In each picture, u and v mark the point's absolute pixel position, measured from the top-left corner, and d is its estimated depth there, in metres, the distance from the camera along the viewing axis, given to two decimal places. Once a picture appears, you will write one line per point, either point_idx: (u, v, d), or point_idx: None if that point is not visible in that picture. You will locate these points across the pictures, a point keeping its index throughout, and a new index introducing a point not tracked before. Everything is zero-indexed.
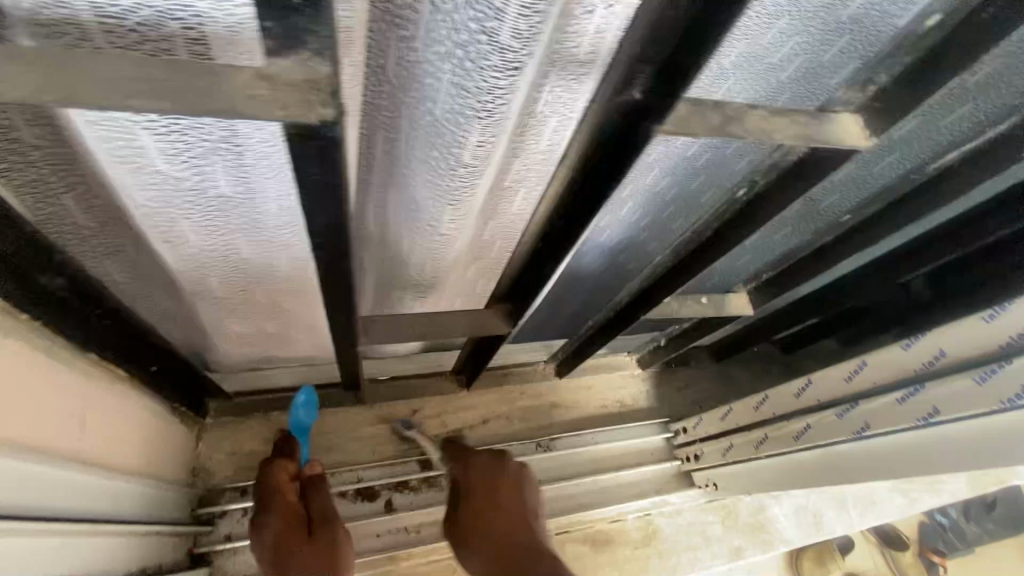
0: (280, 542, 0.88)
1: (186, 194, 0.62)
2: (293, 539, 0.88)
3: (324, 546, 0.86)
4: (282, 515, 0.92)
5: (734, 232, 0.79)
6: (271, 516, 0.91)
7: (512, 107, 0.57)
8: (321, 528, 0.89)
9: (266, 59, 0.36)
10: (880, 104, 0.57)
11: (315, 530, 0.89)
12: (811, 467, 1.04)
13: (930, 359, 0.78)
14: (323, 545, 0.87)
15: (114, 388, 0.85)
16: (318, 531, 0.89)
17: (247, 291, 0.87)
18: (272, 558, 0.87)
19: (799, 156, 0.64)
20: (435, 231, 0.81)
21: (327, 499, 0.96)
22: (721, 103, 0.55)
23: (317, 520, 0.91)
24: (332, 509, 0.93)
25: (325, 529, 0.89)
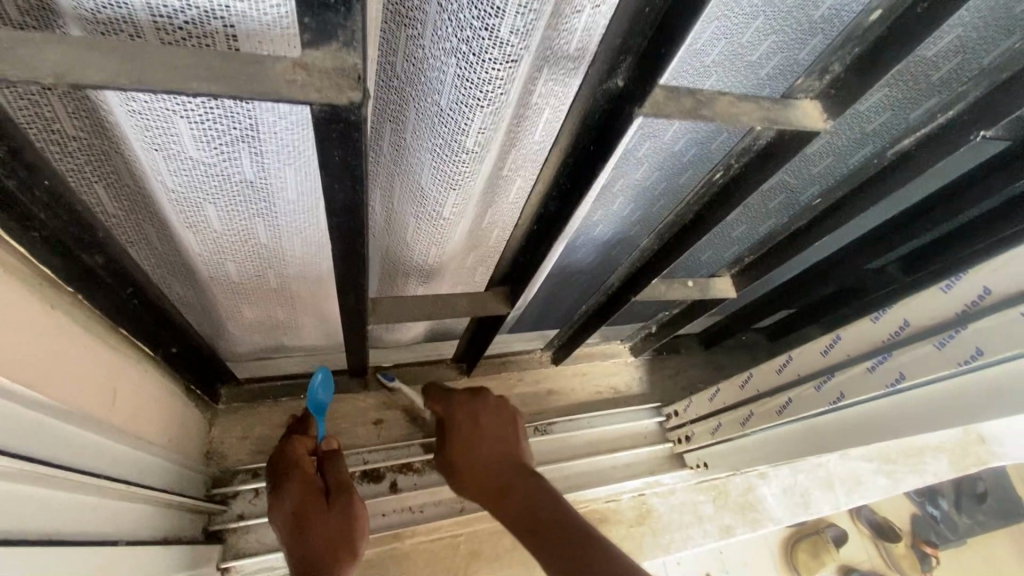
0: (301, 511, 0.94)
1: (213, 180, 0.68)
2: (312, 508, 0.95)
3: (340, 515, 0.94)
4: (301, 486, 0.98)
5: (711, 217, 0.85)
6: (291, 487, 0.97)
7: (511, 97, 0.63)
8: (339, 496, 0.97)
9: (302, 50, 0.42)
10: (835, 93, 0.64)
11: (335, 498, 0.97)
12: (793, 440, 1.11)
13: (897, 328, 0.84)
14: (341, 514, 0.95)
15: (139, 366, 0.91)
16: (336, 500, 0.96)
17: (262, 276, 0.92)
18: (290, 524, 0.94)
19: (768, 139, 0.71)
20: (439, 218, 0.87)
21: (343, 470, 1.03)
22: (694, 90, 0.61)
23: (335, 490, 0.98)
24: (349, 480, 1.00)
25: (343, 500, 0.96)
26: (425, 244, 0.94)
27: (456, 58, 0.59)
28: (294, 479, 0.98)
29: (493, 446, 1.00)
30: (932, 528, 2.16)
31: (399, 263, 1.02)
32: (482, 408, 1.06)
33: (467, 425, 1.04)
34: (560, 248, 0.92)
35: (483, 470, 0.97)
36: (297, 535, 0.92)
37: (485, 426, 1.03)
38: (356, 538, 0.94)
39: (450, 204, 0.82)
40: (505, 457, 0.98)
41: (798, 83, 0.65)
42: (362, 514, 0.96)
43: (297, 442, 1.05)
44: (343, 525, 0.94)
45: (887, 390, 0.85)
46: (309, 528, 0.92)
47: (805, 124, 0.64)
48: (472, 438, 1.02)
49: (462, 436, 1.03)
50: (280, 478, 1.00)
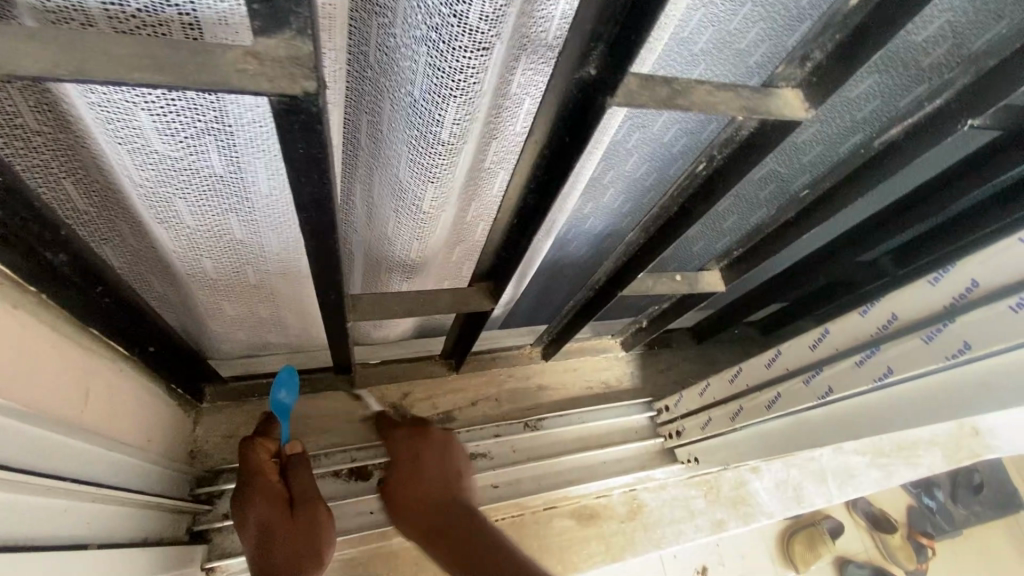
0: (269, 523, 1.01)
1: (181, 175, 0.67)
2: (281, 520, 1.02)
3: (307, 526, 1.03)
4: (267, 497, 1.04)
5: (695, 209, 0.84)
6: (258, 498, 1.03)
7: (484, 87, 0.61)
8: (306, 508, 1.04)
9: (254, 38, 0.41)
10: (817, 81, 0.62)
11: (300, 509, 1.04)
12: (782, 435, 1.09)
13: (885, 322, 0.83)
14: (310, 524, 1.03)
15: (115, 364, 0.89)
16: (302, 511, 1.04)
17: (240, 272, 0.91)
18: (257, 535, 1.01)
19: (751, 129, 0.69)
20: (417, 213, 0.85)
21: (306, 477, 1.10)
22: (670, 78, 0.59)
23: (300, 501, 1.05)
24: (313, 489, 1.08)
25: (310, 512, 1.04)
26: (406, 239, 0.93)
27: (427, 46, 0.57)
28: (260, 489, 1.04)
29: (428, 478, 1.01)
30: (930, 520, 2.14)
31: (381, 259, 1.00)
32: (429, 447, 1.06)
33: (405, 459, 1.05)
34: (542, 240, 0.90)
35: (418, 504, 0.97)
36: (264, 546, 0.99)
37: (423, 462, 1.04)
38: (318, 546, 1.02)
39: (430, 197, 0.80)
40: (438, 489, 0.98)
41: (779, 70, 0.63)
42: (326, 522, 1.05)
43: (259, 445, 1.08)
44: (308, 535, 1.02)
45: (874, 384, 0.84)
46: (275, 540, 1.00)
47: (784, 113, 0.62)
48: (408, 474, 1.02)
49: (402, 470, 1.03)
50: (244, 486, 1.05)
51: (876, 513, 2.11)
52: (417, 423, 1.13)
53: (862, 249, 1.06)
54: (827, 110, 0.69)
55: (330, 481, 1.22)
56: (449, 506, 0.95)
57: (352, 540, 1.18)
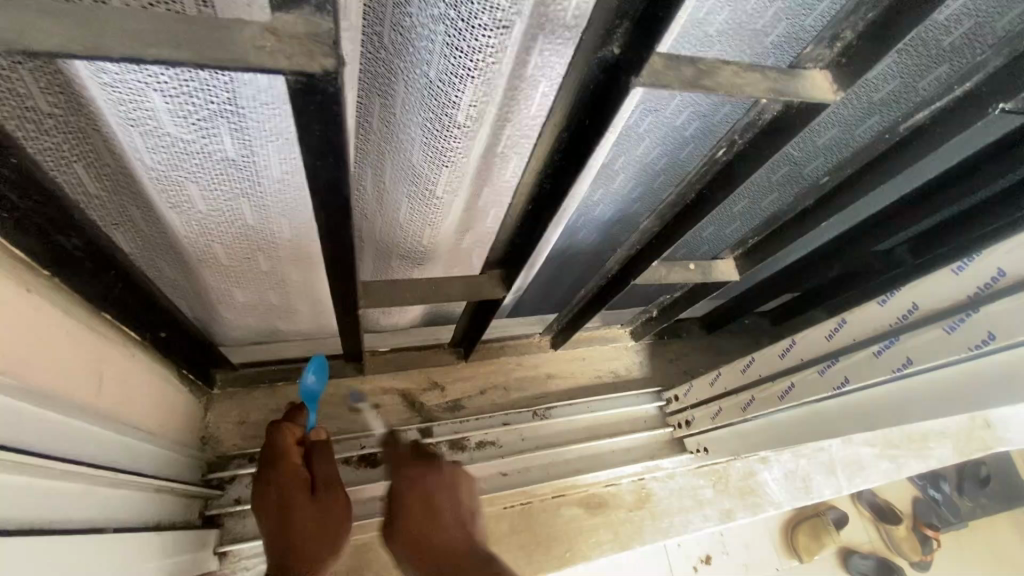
0: (287, 504, 1.02)
1: (194, 158, 0.66)
2: (297, 500, 1.03)
3: (323, 508, 1.03)
4: (287, 478, 1.05)
5: (712, 196, 0.82)
6: (277, 478, 1.05)
7: (502, 67, 0.60)
8: (324, 490, 1.05)
9: (272, 14, 0.39)
10: (845, 62, 0.60)
11: (318, 492, 1.05)
12: (794, 427, 1.08)
13: (904, 313, 0.81)
14: (327, 507, 1.03)
15: (127, 350, 0.89)
16: (320, 494, 1.04)
17: (252, 258, 0.90)
18: (275, 516, 1.02)
19: (774, 113, 0.67)
20: (431, 198, 0.84)
21: (329, 464, 1.10)
22: (696, 59, 0.56)
23: (320, 484, 1.06)
24: (333, 475, 1.08)
25: (328, 496, 1.04)
26: (418, 225, 0.92)
27: (445, 25, 0.56)
28: (280, 470, 1.06)
29: (448, 527, 0.90)
30: (937, 513, 2.13)
31: (392, 245, 1.00)
32: (435, 484, 0.95)
33: (426, 500, 0.93)
34: (557, 228, 0.89)
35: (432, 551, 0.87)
36: (279, 526, 1.00)
37: (441, 507, 0.92)
38: (334, 532, 1.01)
39: (444, 182, 0.79)
40: (456, 536, 0.88)
41: (805, 52, 0.61)
42: (344, 508, 1.04)
43: (284, 428, 1.09)
44: (324, 518, 1.01)
45: (892, 374, 0.83)
46: (290, 520, 1.00)
47: (813, 96, 0.60)
48: (427, 517, 0.91)
49: (415, 512, 0.92)
50: (266, 468, 1.07)
51: (880, 502, 2.12)
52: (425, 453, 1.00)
53: (880, 238, 1.05)
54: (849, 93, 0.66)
55: (341, 467, 1.22)
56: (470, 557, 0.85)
57: (361, 527, 1.19)
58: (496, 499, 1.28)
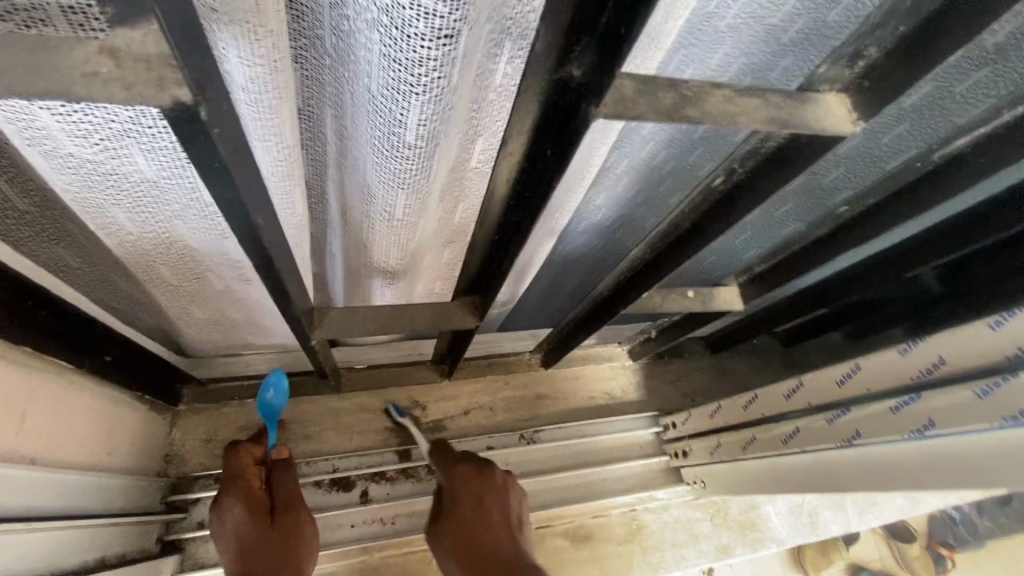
0: (251, 531, 0.93)
1: (108, 179, 0.58)
2: (262, 527, 0.93)
3: (289, 532, 0.95)
4: (248, 503, 0.95)
5: (708, 228, 0.71)
6: (237, 502, 0.94)
7: (454, 82, 0.51)
8: (288, 513, 0.97)
9: (109, 31, 0.31)
10: (871, 84, 0.49)
11: (282, 515, 0.97)
12: (798, 474, 0.98)
13: (927, 368, 0.71)
14: (292, 528, 0.96)
15: (63, 378, 0.82)
16: (284, 517, 0.96)
17: (201, 279, 0.83)
18: (236, 545, 0.92)
19: (780, 141, 0.57)
20: (392, 220, 0.75)
21: (290, 482, 1.02)
22: (676, 80, 0.43)
23: (282, 507, 0.97)
24: (296, 494, 1.01)
25: (292, 517, 0.97)
26: (383, 246, 0.83)
27: (379, 33, 0.46)
28: (240, 494, 0.95)
29: (491, 530, 0.89)
30: (952, 531, 2.02)
31: (361, 265, 0.92)
32: (486, 488, 0.93)
33: (471, 502, 0.92)
34: (536, 251, 0.81)
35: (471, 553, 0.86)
36: (242, 555, 0.91)
37: (490, 510, 0.91)
38: (300, 555, 0.95)
39: (403, 204, 0.70)
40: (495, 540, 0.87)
41: (820, 70, 0.50)
42: (308, 528, 0.98)
43: (246, 449, 1.00)
44: (290, 542, 0.94)
45: (909, 435, 0.73)
46: (255, 549, 0.91)
47: (828, 125, 0.49)
48: (472, 516, 0.90)
49: (459, 512, 0.92)
50: (221, 490, 0.95)
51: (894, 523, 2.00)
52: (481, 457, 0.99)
53: (905, 268, 0.93)
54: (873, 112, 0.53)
55: (311, 491, 1.16)
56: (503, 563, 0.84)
57: (330, 555, 1.12)
58: None
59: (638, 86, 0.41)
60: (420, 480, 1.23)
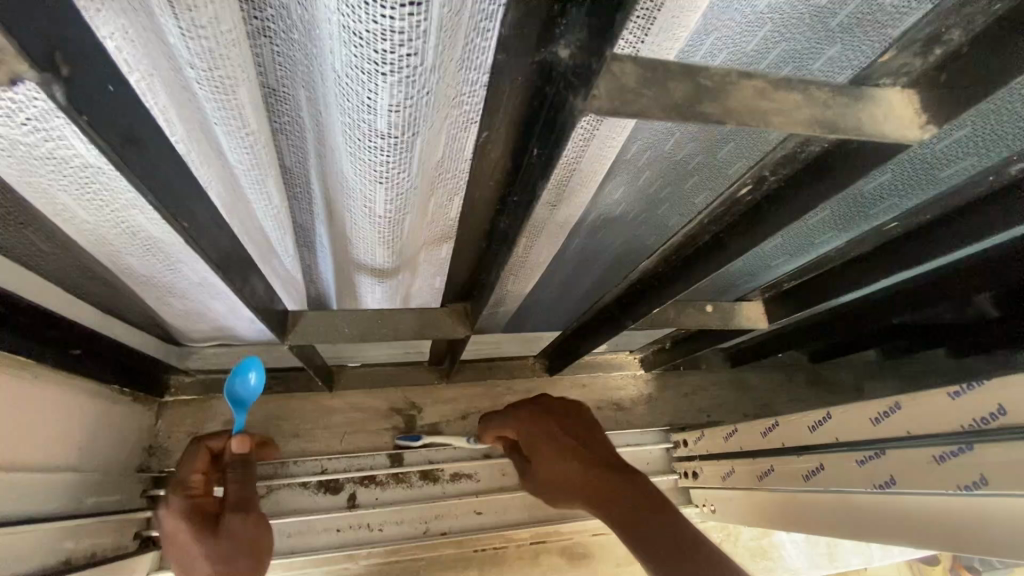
0: (185, 537, 0.84)
1: (48, 163, 0.51)
2: (196, 533, 0.84)
3: (229, 536, 0.84)
4: (187, 513, 0.87)
5: (731, 242, 0.60)
6: (174, 516, 0.87)
7: (427, 61, 0.42)
8: (230, 516, 0.86)
9: None
10: (948, 79, 0.38)
11: (224, 519, 0.86)
12: (815, 514, 0.89)
13: (984, 416, 0.61)
14: (232, 532, 0.85)
15: (28, 372, 0.78)
16: (224, 521, 0.86)
17: (175, 270, 0.76)
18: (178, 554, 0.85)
19: (823, 146, 0.46)
20: (373, 219, 0.67)
21: (243, 484, 0.92)
22: (694, 66, 0.33)
23: (226, 509, 0.87)
24: (248, 498, 0.90)
25: (232, 521, 0.86)
26: (367, 245, 0.75)
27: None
28: (179, 506, 0.88)
29: (566, 459, 0.93)
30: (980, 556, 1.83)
31: (347, 260, 0.85)
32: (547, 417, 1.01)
33: (552, 433, 0.97)
34: (537, 254, 0.72)
35: (573, 484, 0.89)
36: (183, 564, 0.83)
37: (553, 440, 0.96)
38: (242, 559, 0.83)
39: (382, 200, 0.62)
40: (591, 451, 0.93)
41: (884, 58, 0.39)
42: (255, 531, 0.87)
43: (187, 459, 0.93)
44: (227, 544, 0.83)
45: (954, 490, 0.64)
46: (190, 552, 0.83)
47: (889, 129, 0.38)
48: (552, 452, 0.95)
49: (541, 454, 0.96)
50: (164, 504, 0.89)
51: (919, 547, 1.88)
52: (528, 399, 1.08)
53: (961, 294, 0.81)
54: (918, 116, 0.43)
55: (297, 492, 1.11)
56: (601, 466, 0.89)
57: (312, 561, 1.07)
58: (466, 541, 1.15)
59: (643, 71, 0.31)
60: (411, 487, 1.17)
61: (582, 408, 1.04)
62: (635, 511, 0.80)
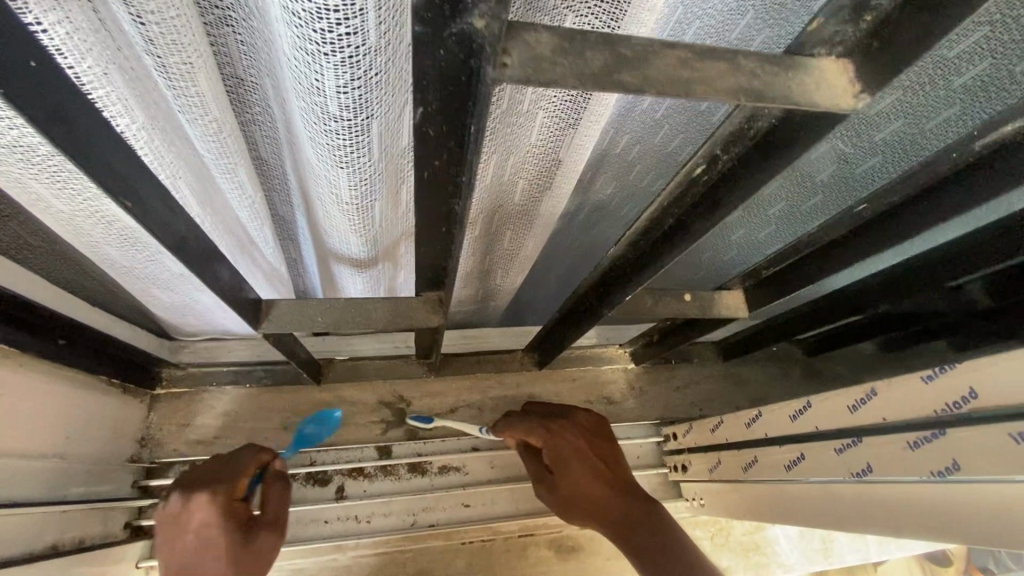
0: (217, 540, 0.79)
1: (14, 151, 0.52)
2: (228, 538, 0.80)
3: (254, 552, 0.81)
4: (221, 510, 0.81)
5: (691, 225, 0.59)
6: (210, 508, 0.81)
7: (370, 40, 0.42)
8: (263, 533, 0.83)
9: None
10: (880, 45, 0.37)
11: (257, 532, 0.83)
12: (798, 505, 0.88)
13: (957, 401, 0.59)
14: (253, 555, 0.81)
15: (14, 363, 0.79)
16: (255, 538, 0.82)
17: (156, 262, 0.77)
18: (193, 547, 0.79)
19: (771, 122, 0.45)
20: (342, 206, 0.67)
21: (280, 499, 0.90)
22: (611, 36, 0.33)
23: (261, 525, 0.84)
24: (282, 517, 0.88)
25: (260, 542, 0.83)
26: (340, 234, 0.76)
27: None
28: (217, 499, 0.82)
29: (592, 474, 0.95)
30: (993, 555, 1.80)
31: (325, 249, 0.86)
32: (584, 431, 1.01)
33: (587, 450, 0.98)
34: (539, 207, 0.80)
35: (595, 501, 0.92)
36: (195, 562, 0.77)
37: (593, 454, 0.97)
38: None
39: (347, 186, 0.63)
40: (613, 471, 0.96)
41: (813, 28, 0.39)
42: (266, 562, 0.83)
43: (247, 457, 0.89)
44: (246, 567, 0.80)
45: (931, 477, 0.62)
46: (209, 559, 0.78)
47: (821, 99, 0.38)
48: (584, 467, 0.95)
49: (571, 469, 0.96)
50: (199, 486, 0.83)
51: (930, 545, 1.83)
52: (559, 411, 1.07)
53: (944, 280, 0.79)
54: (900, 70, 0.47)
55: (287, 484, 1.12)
56: (621, 488, 0.94)
57: (301, 551, 1.09)
58: (454, 533, 1.16)
59: (560, 41, 0.32)
60: (399, 479, 1.17)
61: (610, 428, 1.06)
62: (636, 536, 0.87)
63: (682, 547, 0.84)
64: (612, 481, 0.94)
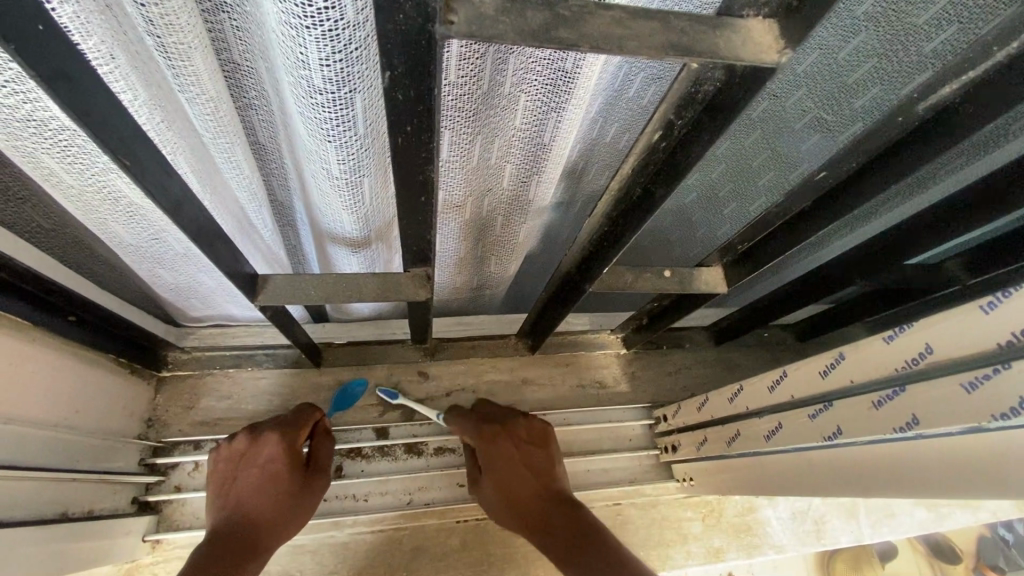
0: (275, 474, 0.94)
1: (28, 125, 0.56)
2: (289, 475, 0.95)
3: (308, 490, 0.96)
4: (284, 451, 0.96)
5: (656, 192, 0.63)
6: (275, 447, 0.96)
7: (347, 13, 0.46)
8: (316, 476, 0.99)
9: None
10: (800, 5, 0.43)
11: (311, 476, 0.98)
12: (780, 475, 0.90)
13: (915, 356, 0.62)
14: (308, 493, 0.96)
15: (25, 337, 0.84)
16: (310, 479, 0.98)
17: (159, 240, 0.82)
18: (258, 476, 0.94)
19: (715, 85, 0.49)
20: (334, 182, 0.71)
21: (329, 451, 1.06)
22: None
23: (314, 470, 0.99)
24: (328, 467, 1.03)
25: (310, 483, 0.97)
26: (333, 212, 0.80)
27: None
28: (282, 441, 0.97)
29: (522, 474, 1.00)
30: (1003, 553, 1.76)
31: (320, 230, 0.90)
32: (516, 431, 1.07)
33: (515, 452, 1.03)
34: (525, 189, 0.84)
35: (519, 502, 0.96)
36: (255, 492, 0.92)
37: (519, 455, 1.03)
38: (293, 523, 0.93)
39: (337, 161, 0.67)
40: (541, 478, 0.99)
41: None
42: (315, 504, 0.97)
43: (308, 410, 1.04)
44: (296, 504, 0.93)
45: (893, 434, 0.65)
46: (267, 490, 0.92)
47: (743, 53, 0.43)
48: (507, 467, 1.01)
49: (495, 469, 1.02)
50: (267, 428, 0.98)
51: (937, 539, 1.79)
52: (496, 413, 1.12)
53: (912, 250, 0.83)
54: (873, 35, 0.54)
55: None
56: (553, 499, 0.94)
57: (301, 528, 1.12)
58: (448, 512, 1.19)
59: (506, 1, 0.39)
60: (395, 459, 1.20)
61: (548, 432, 1.10)
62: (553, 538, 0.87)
63: (607, 543, 0.82)
64: (541, 487, 0.97)
